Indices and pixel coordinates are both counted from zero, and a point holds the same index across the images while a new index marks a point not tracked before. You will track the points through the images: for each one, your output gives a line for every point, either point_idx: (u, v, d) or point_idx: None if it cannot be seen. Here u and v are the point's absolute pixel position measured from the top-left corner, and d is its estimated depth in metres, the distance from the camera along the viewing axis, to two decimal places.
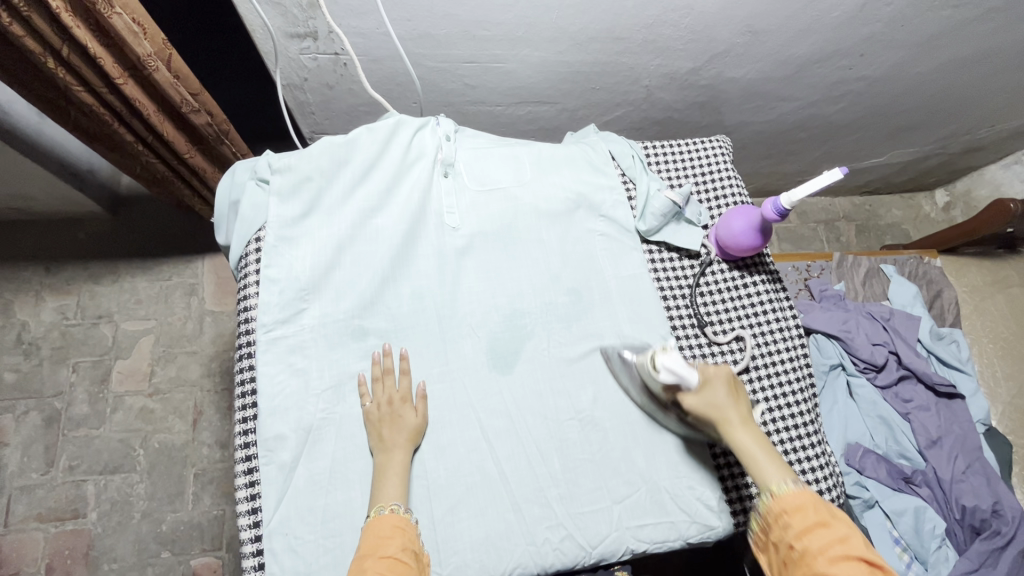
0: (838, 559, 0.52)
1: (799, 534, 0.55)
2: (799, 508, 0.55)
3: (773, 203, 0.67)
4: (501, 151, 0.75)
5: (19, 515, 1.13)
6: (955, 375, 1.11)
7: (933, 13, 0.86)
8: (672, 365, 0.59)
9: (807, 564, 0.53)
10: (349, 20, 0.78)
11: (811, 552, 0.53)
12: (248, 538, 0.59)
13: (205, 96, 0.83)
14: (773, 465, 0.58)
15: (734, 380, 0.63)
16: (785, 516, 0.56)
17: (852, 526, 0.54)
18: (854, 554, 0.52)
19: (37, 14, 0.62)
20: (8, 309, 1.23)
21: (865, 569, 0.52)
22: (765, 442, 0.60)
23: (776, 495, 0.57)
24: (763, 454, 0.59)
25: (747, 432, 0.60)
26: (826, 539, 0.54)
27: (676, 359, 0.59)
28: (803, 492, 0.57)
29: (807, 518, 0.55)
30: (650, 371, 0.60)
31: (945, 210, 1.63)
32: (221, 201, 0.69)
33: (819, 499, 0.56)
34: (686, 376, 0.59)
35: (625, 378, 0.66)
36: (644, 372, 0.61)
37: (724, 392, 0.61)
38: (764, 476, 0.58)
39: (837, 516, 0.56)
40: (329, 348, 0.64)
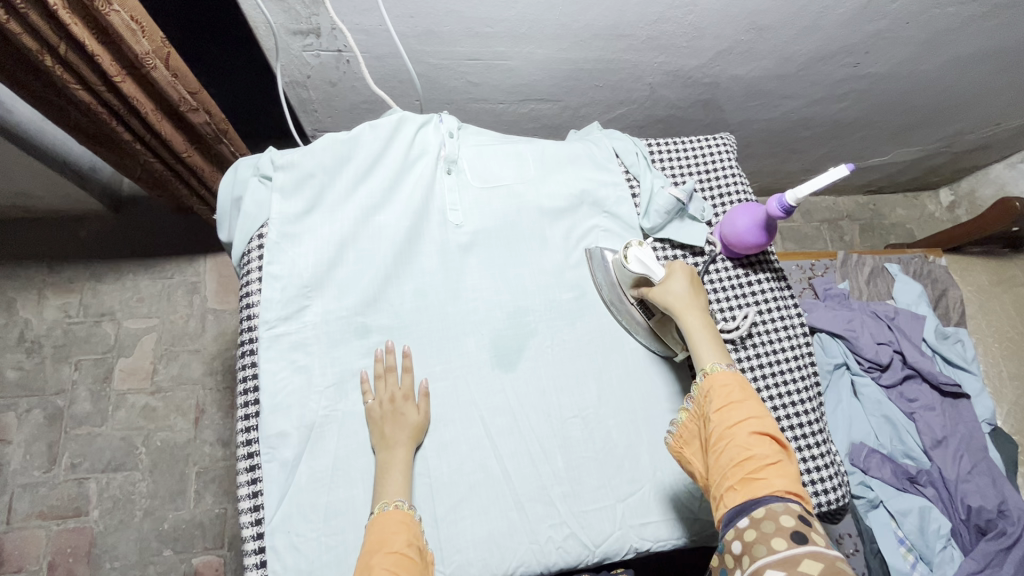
0: (753, 436, 0.54)
1: (721, 411, 0.56)
2: (724, 391, 0.56)
3: (778, 199, 0.66)
4: (504, 148, 0.74)
5: (21, 513, 1.13)
6: (960, 374, 1.10)
7: (939, 10, 0.85)
8: (643, 256, 0.64)
9: (723, 439, 0.54)
10: (352, 16, 0.78)
11: (728, 429, 0.54)
12: (250, 534, 0.58)
13: (203, 95, 0.83)
14: (714, 348, 0.60)
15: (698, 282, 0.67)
16: (711, 395, 0.57)
17: (766, 408, 0.56)
18: (767, 432, 0.54)
19: (35, 11, 0.62)
20: (11, 306, 1.23)
21: (775, 447, 0.54)
22: (715, 336, 0.60)
23: (708, 374, 0.58)
24: (709, 338, 0.61)
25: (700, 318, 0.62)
26: (743, 417, 0.55)
27: (645, 252, 0.65)
28: (732, 375, 0.58)
29: (730, 398, 0.56)
30: (622, 261, 0.65)
31: (950, 209, 1.63)
32: (224, 198, 0.69)
33: (742, 382, 0.58)
34: (654, 267, 0.64)
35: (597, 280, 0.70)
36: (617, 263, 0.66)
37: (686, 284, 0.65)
38: (702, 356, 0.60)
39: (755, 400, 0.57)
40: (332, 345, 0.63)
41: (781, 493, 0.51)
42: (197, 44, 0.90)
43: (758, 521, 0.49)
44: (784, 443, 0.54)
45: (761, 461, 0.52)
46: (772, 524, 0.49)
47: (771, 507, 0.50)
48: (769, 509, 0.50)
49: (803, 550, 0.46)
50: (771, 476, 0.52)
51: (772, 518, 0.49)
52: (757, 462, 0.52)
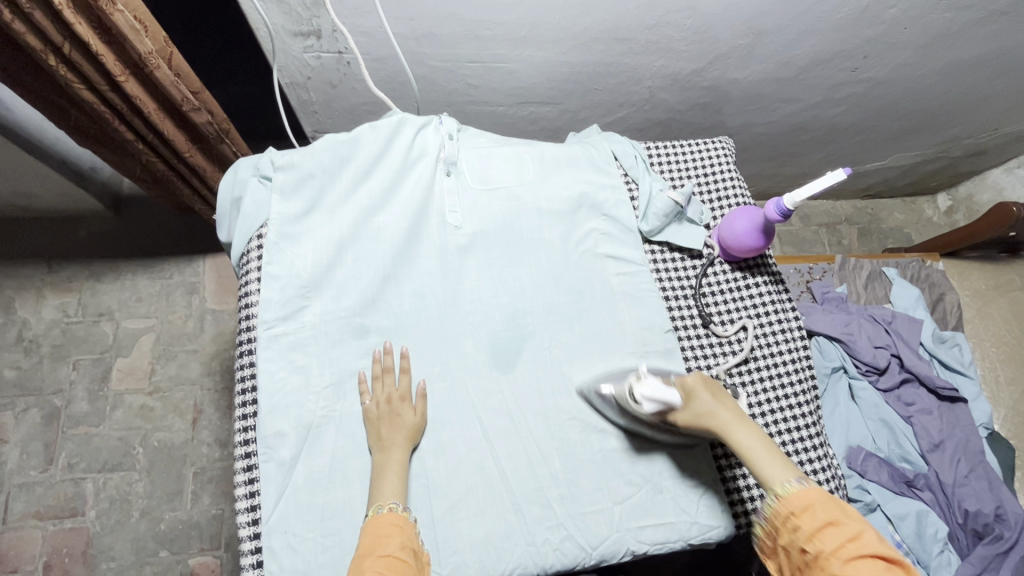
0: (852, 559, 0.50)
1: (811, 535, 0.52)
2: (807, 509, 0.53)
3: (776, 204, 0.66)
4: (504, 150, 0.75)
5: (17, 513, 1.12)
6: (958, 378, 1.10)
7: (937, 15, 0.85)
8: (652, 393, 0.57)
9: (822, 567, 0.51)
10: (352, 19, 0.78)
11: (824, 554, 0.51)
12: (247, 535, 0.58)
13: (206, 94, 0.83)
14: (774, 463, 0.56)
15: (714, 382, 0.61)
16: (795, 518, 0.53)
17: (865, 522, 0.52)
18: (869, 552, 0.50)
19: (39, 10, 0.62)
20: (10, 306, 1.23)
21: (881, 566, 0.49)
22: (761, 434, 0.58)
23: (780, 498, 0.55)
24: (763, 452, 0.57)
25: (743, 431, 0.58)
26: (838, 539, 0.51)
27: (652, 385, 0.58)
28: (810, 489, 0.54)
29: (817, 517, 0.53)
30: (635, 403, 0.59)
31: (948, 214, 1.63)
32: (223, 198, 0.69)
33: (828, 495, 0.54)
34: (669, 399, 0.57)
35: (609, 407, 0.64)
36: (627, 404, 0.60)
37: (710, 397, 0.59)
38: (769, 477, 0.56)
39: (851, 516, 0.53)
40: (330, 345, 0.64)
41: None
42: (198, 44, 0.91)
43: None
44: (893, 559, 0.50)
45: None
46: None
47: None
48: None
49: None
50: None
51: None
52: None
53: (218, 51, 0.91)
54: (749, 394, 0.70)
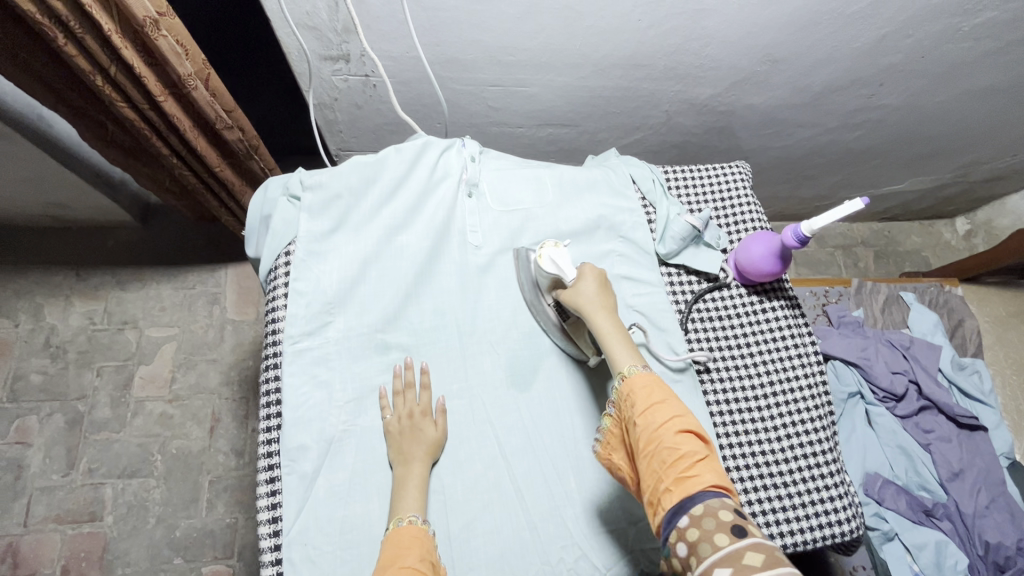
0: (679, 434, 0.52)
1: (644, 411, 0.54)
2: (646, 387, 0.55)
3: (793, 230, 0.67)
4: (524, 173, 0.77)
5: (37, 516, 1.15)
6: (978, 407, 1.09)
7: (953, 45, 0.87)
8: (556, 255, 0.65)
9: (651, 443, 0.52)
10: (381, 44, 0.82)
11: (655, 430, 0.53)
12: (268, 546, 0.59)
13: (239, 113, 0.86)
14: (625, 350, 0.59)
15: (607, 278, 0.64)
16: (631, 397, 0.55)
17: (687, 405, 0.55)
18: (692, 428, 0.53)
19: (90, 35, 0.66)
20: (38, 313, 1.27)
21: (701, 442, 0.52)
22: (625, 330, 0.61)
23: (625, 377, 0.57)
24: (619, 340, 0.59)
25: (606, 321, 0.60)
26: (667, 415, 0.53)
27: (560, 253, 0.66)
28: (651, 375, 0.57)
29: (651, 397, 0.55)
30: (538, 261, 0.66)
31: (966, 238, 1.62)
32: (253, 215, 0.71)
33: (659, 381, 0.57)
34: (564, 268, 0.65)
35: (524, 274, 0.70)
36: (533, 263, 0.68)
37: (593, 283, 0.62)
38: (619, 359, 0.59)
39: (676, 399, 0.56)
40: (352, 360, 0.65)
41: (712, 487, 0.49)
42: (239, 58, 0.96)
43: (698, 519, 0.47)
44: (709, 437, 0.53)
45: (688, 455, 0.51)
46: (712, 520, 0.47)
47: (708, 504, 0.48)
48: (707, 506, 0.48)
49: (744, 543, 0.44)
50: (703, 473, 0.50)
51: (712, 515, 0.47)
52: (687, 460, 0.51)
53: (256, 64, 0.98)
54: (765, 417, 0.70)
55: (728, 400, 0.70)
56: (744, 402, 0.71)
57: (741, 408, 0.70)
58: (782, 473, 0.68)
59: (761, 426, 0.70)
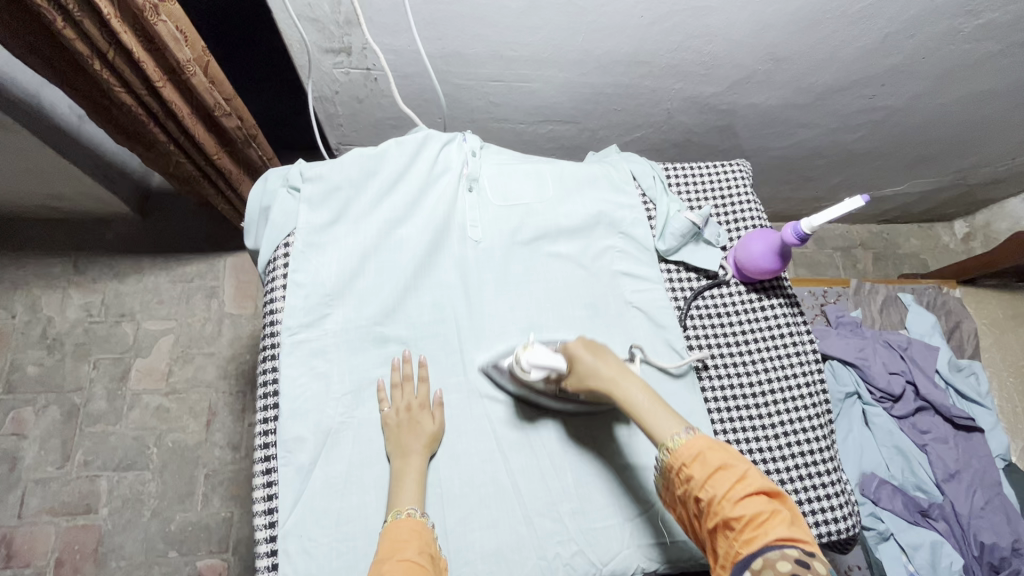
0: (742, 498, 0.52)
1: (704, 483, 0.53)
2: (697, 457, 0.54)
3: (793, 227, 0.67)
4: (524, 167, 0.76)
5: (32, 508, 1.14)
6: (975, 409, 1.09)
7: (954, 47, 0.87)
8: (537, 358, 0.60)
9: (716, 511, 0.52)
10: (383, 37, 0.82)
11: (717, 499, 0.52)
12: (264, 537, 0.59)
13: (237, 101, 0.86)
14: (659, 419, 0.57)
15: (597, 341, 0.63)
16: (687, 469, 0.54)
17: (746, 462, 0.54)
18: (753, 489, 0.52)
19: (89, 18, 0.66)
20: (36, 304, 1.26)
21: (765, 499, 0.52)
22: (646, 389, 0.59)
23: (671, 451, 0.56)
24: (650, 406, 0.58)
25: (629, 388, 0.59)
26: (728, 483, 0.53)
27: (537, 352, 0.60)
28: (697, 437, 0.56)
29: (708, 463, 0.54)
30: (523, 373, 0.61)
31: (964, 241, 1.62)
32: (252, 206, 0.71)
33: (714, 441, 0.56)
34: (553, 365, 0.60)
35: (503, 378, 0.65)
36: (517, 374, 0.62)
37: (593, 358, 0.60)
38: (658, 431, 0.57)
39: (734, 457, 0.55)
40: (350, 352, 0.65)
41: (777, 543, 0.49)
42: (240, 50, 0.96)
43: None
44: (774, 491, 0.53)
45: (753, 521, 0.50)
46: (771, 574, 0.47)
47: (768, 557, 0.48)
48: (766, 558, 0.48)
49: None
50: (768, 530, 0.50)
51: (772, 569, 0.47)
52: (751, 522, 0.51)
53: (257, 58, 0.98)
54: (763, 414, 0.70)
55: (726, 397, 0.71)
56: (743, 400, 0.71)
57: (739, 405, 0.70)
58: (779, 471, 0.68)
59: (759, 423, 0.70)
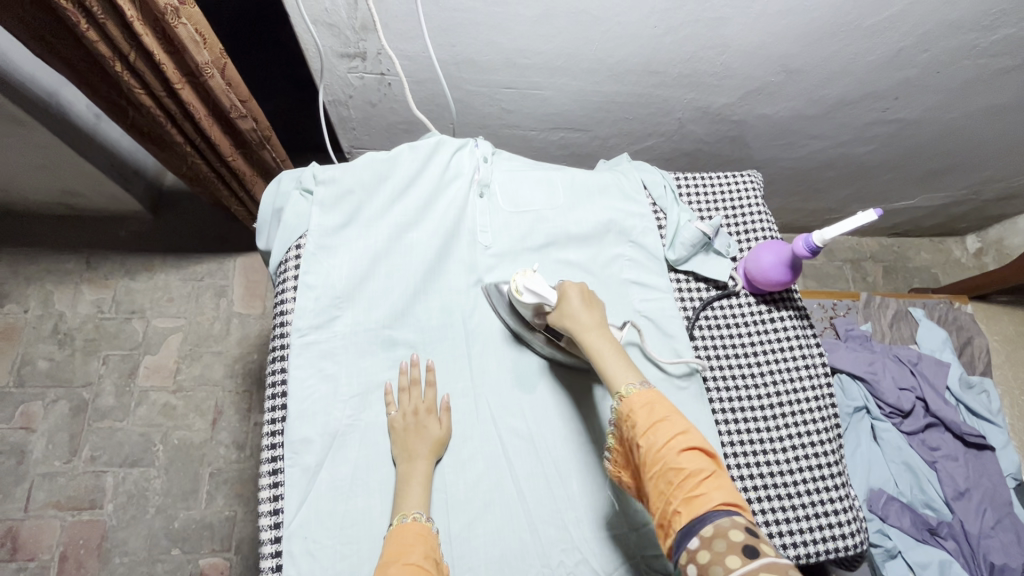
0: (683, 451, 0.51)
1: (646, 431, 0.53)
2: (647, 407, 0.54)
3: (805, 239, 0.67)
4: (535, 174, 0.77)
5: (39, 502, 1.15)
6: (985, 426, 1.07)
7: (970, 61, 0.86)
8: (533, 284, 0.62)
9: (656, 461, 0.51)
10: (398, 43, 0.82)
11: (658, 448, 0.51)
12: (268, 539, 0.58)
13: (253, 103, 0.87)
14: (619, 368, 0.57)
15: (590, 291, 0.64)
16: (632, 416, 0.54)
17: (690, 421, 0.54)
18: (696, 445, 0.51)
19: (111, 20, 0.67)
20: (48, 299, 1.28)
21: (705, 459, 0.51)
22: (616, 343, 0.60)
23: (622, 398, 0.55)
24: (613, 357, 0.58)
25: (598, 337, 0.59)
26: (670, 433, 0.52)
27: (534, 279, 0.63)
28: (648, 391, 0.56)
29: (653, 413, 0.53)
30: (515, 294, 0.64)
31: (976, 256, 1.61)
32: (265, 208, 0.72)
33: (660, 394, 0.56)
34: (544, 295, 0.62)
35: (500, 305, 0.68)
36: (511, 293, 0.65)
37: (579, 300, 0.62)
38: (614, 379, 0.57)
39: (678, 413, 0.54)
40: (359, 355, 0.65)
41: (721, 506, 0.48)
42: (257, 53, 0.98)
43: (708, 540, 0.46)
44: (713, 453, 0.52)
45: (694, 475, 0.49)
46: (723, 541, 0.45)
47: (718, 524, 0.46)
48: (717, 526, 0.46)
49: (758, 565, 0.43)
50: (709, 492, 0.49)
51: (722, 536, 0.45)
52: (692, 478, 0.50)
53: (274, 61, 1.00)
54: (771, 427, 0.70)
55: (734, 408, 0.70)
56: (751, 413, 0.70)
57: (747, 418, 0.70)
58: (786, 485, 0.67)
59: (766, 436, 0.69)
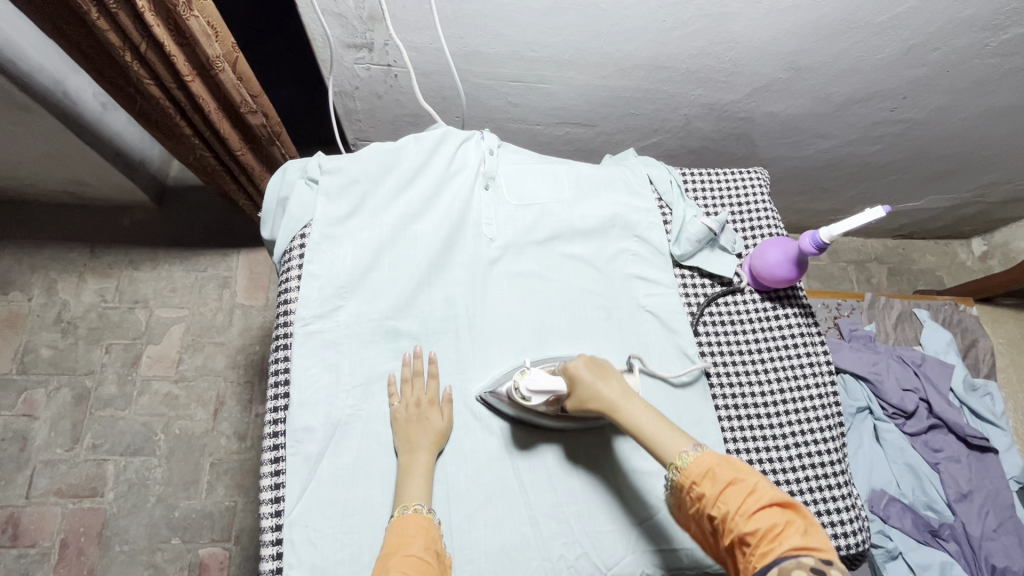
0: (755, 512, 0.49)
1: (715, 500, 0.51)
2: (708, 474, 0.52)
3: (811, 236, 0.66)
4: (542, 168, 0.76)
5: (40, 489, 1.15)
6: (989, 429, 1.07)
7: (980, 60, 0.85)
8: (535, 385, 0.60)
9: (731, 530, 0.50)
10: (406, 34, 0.82)
11: (731, 515, 0.50)
12: (269, 526, 0.59)
13: (263, 98, 0.87)
14: (669, 436, 0.55)
15: (598, 361, 0.62)
16: (697, 487, 0.52)
17: (758, 474, 0.52)
18: (768, 501, 0.50)
19: (123, 11, 0.67)
20: (52, 288, 1.28)
21: (780, 512, 0.49)
22: (651, 408, 0.58)
23: (681, 470, 0.54)
24: (656, 427, 0.56)
25: (631, 407, 0.58)
26: (740, 497, 0.50)
27: (535, 376, 0.61)
28: (705, 453, 0.54)
29: (718, 479, 0.52)
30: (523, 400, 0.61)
31: (981, 259, 1.60)
32: (271, 197, 0.72)
33: (722, 455, 0.54)
34: (552, 389, 0.60)
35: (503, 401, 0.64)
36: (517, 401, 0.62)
37: (593, 377, 0.60)
38: (666, 451, 0.55)
39: (747, 470, 0.53)
40: (362, 345, 0.65)
41: (798, 555, 0.46)
42: (264, 42, 0.98)
43: None
44: (787, 503, 0.50)
45: (770, 535, 0.48)
46: None
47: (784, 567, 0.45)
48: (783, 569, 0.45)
49: None
50: (785, 541, 0.47)
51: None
52: (767, 536, 0.48)
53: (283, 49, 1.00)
54: (773, 424, 0.69)
55: (737, 405, 0.70)
56: (754, 409, 0.70)
57: (750, 414, 0.70)
58: (789, 481, 0.67)
59: (769, 433, 0.69)
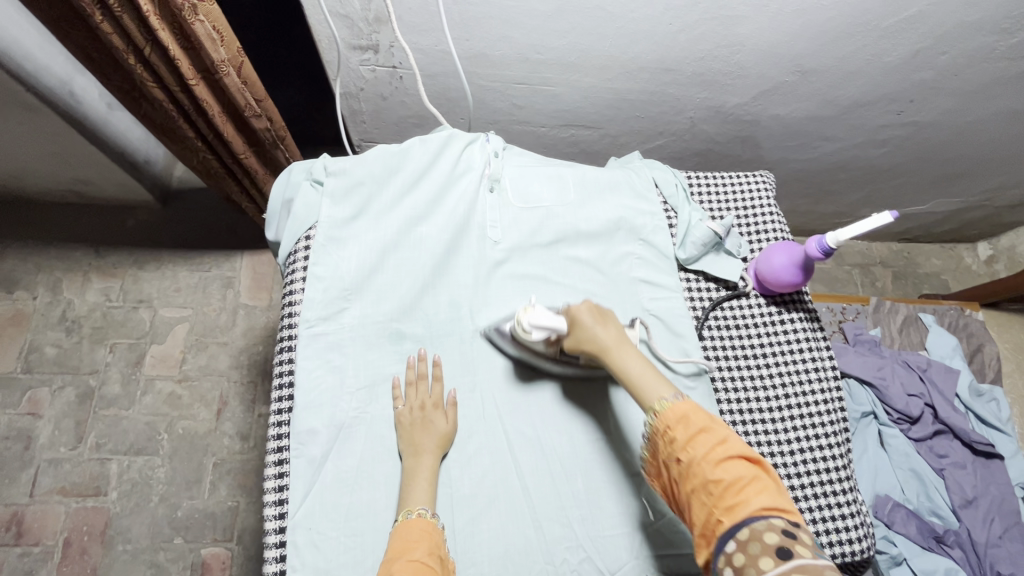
0: (723, 461, 0.51)
1: (685, 445, 0.52)
2: (683, 419, 0.53)
3: (818, 240, 0.66)
4: (547, 171, 0.76)
5: (43, 488, 1.16)
6: (994, 435, 1.06)
7: (986, 64, 0.85)
8: (538, 320, 0.60)
9: (694, 474, 0.51)
10: (411, 36, 0.82)
11: (698, 461, 0.51)
12: (273, 528, 0.59)
13: (268, 102, 0.87)
14: (655, 382, 0.57)
15: (600, 308, 0.63)
16: (670, 431, 0.54)
17: (729, 428, 0.54)
18: (737, 454, 0.51)
19: (128, 14, 0.67)
20: (57, 287, 1.28)
21: (748, 465, 0.51)
22: (643, 356, 0.59)
23: (658, 414, 0.55)
24: (646, 374, 0.58)
25: (625, 354, 0.59)
26: (710, 444, 0.52)
27: (538, 313, 0.61)
28: (683, 402, 0.55)
29: (691, 425, 0.53)
30: (522, 334, 0.62)
31: (987, 263, 1.59)
32: (276, 198, 0.72)
33: (698, 406, 0.55)
34: (552, 325, 0.61)
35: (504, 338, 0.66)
36: (517, 334, 0.62)
37: (592, 320, 0.61)
38: (648, 394, 0.56)
39: (718, 422, 0.54)
40: (366, 348, 0.65)
41: (762, 512, 0.48)
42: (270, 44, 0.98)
43: (744, 545, 0.47)
44: (756, 459, 0.51)
45: (734, 484, 0.49)
46: (757, 544, 0.46)
47: (754, 528, 0.47)
48: (753, 529, 0.47)
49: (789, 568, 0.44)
50: (749, 496, 0.49)
51: (757, 539, 0.46)
52: (732, 486, 0.49)
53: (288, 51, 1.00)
54: (778, 430, 0.69)
55: (742, 410, 0.70)
56: (759, 415, 0.70)
57: (755, 419, 0.69)
58: (794, 488, 0.67)
59: (774, 438, 0.69)
